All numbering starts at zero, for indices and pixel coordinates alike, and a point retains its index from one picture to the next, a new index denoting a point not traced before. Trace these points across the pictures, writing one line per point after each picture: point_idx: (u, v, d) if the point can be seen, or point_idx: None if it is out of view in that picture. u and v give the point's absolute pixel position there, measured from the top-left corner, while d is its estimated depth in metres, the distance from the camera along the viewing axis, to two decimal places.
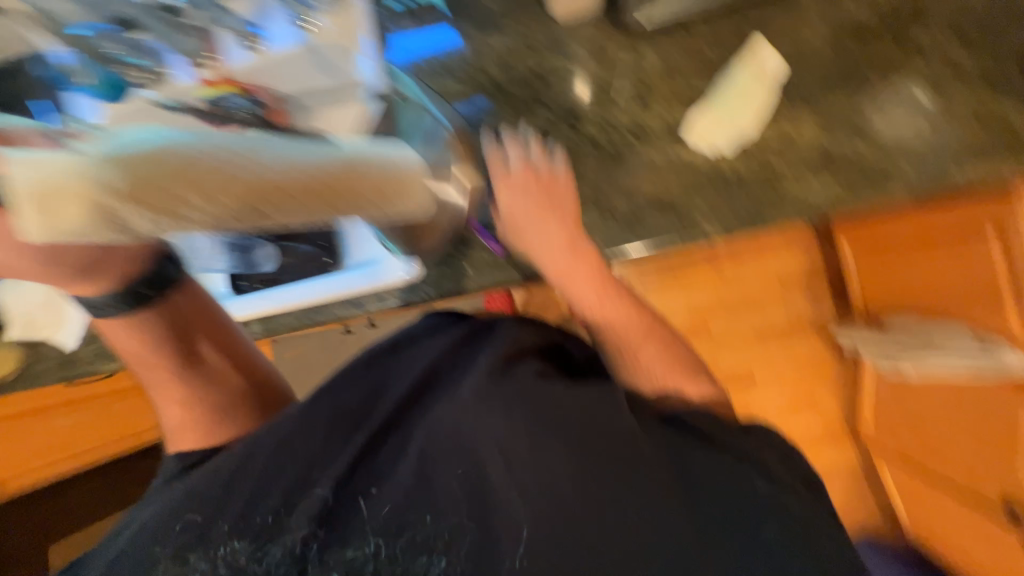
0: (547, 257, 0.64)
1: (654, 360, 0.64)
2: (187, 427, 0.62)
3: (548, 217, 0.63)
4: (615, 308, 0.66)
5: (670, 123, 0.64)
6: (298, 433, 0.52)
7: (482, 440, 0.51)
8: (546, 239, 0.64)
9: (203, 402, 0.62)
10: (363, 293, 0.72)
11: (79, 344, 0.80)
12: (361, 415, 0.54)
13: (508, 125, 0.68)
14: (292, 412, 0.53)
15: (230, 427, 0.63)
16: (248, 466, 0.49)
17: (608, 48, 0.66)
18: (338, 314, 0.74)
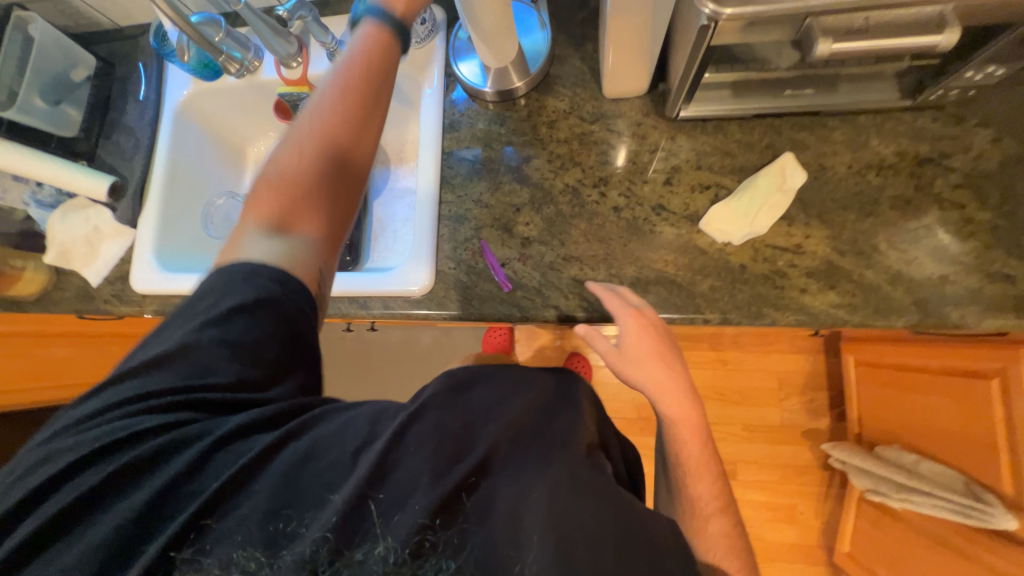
0: (663, 398, 0.61)
1: (716, 539, 0.59)
2: (301, 188, 0.52)
3: (670, 361, 0.62)
4: (704, 478, 0.61)
5: (689, 207, 0.68)
6: (422, 431, 0.42)
7: (561, 496, 0.39)
8: (666, 381, 0.61)
9: (327, 179, 0.53)
10: (372, 297, 0.76)
11: (106, 281, 0.85)
12: (466, 445, 0.42)
13: (542, 175, 0.73)
14: (409, 412, 0.44)
15: (307, 226, 0.52)
16: (339, 457, 0.42)
17: (646, 128, 0.71)
18: (343, 311, 0.77)
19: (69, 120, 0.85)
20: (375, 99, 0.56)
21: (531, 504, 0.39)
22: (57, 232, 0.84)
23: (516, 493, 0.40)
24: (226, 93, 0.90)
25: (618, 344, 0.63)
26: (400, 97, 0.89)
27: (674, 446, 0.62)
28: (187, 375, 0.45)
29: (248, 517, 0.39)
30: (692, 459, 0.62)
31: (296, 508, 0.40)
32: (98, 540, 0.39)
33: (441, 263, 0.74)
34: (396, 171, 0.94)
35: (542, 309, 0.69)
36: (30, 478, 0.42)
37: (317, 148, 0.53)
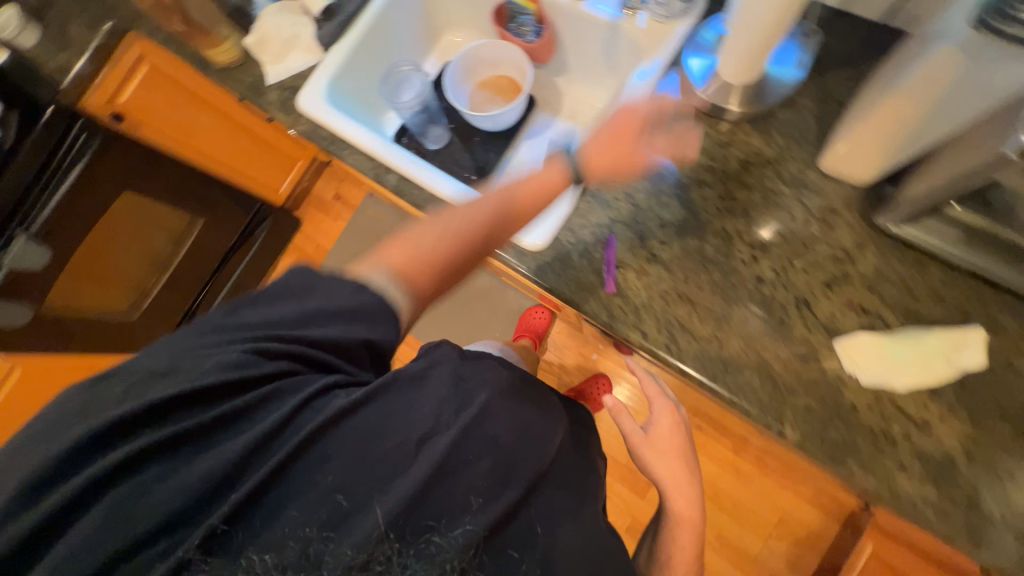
0: (675, 487, 0.68)
1: None
2: (437, 247, 0.60)
3: (684, 455, 0.70)
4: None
5: (832, 320, 0.62)
6: (472, 449, 0.51)
7: (580, 526, 0.55)
8: (681, 475, 0.68)
9: (469, 234, 0.62)
10: None
11: (277, 85, 0.92)
12: (508, 472, 0.52)
13: (706, 207, 0.68)
14: (471, 414, 0.52)
15: (432, 277, 0.59)
16: (395, 446, 0.49)
17: (840, 221, 0.64)
18: None
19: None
20: (534, 211, 0.66)
21: (559, 527, 0.53)
22: (266, 23, 0.90)
23: (544, 517, 0.53)
24: None
25: (647, 426, 0.72)
26: (610, 60, 0.85)
27: (670, 532, 0.68)
28: (282, 332, 0.50)
29: (300, 506, 0.46)
30: (685, 560, 0.66)
31: (346, 496, 0.47)
32: (161, 514, 0.44)
33: (562, 233, 0.72)
34: (560, 124, 0.98)
35: (630, 326, 0.67)
36: (107, 426, 0.46)
37: (470, 221, 0.62)
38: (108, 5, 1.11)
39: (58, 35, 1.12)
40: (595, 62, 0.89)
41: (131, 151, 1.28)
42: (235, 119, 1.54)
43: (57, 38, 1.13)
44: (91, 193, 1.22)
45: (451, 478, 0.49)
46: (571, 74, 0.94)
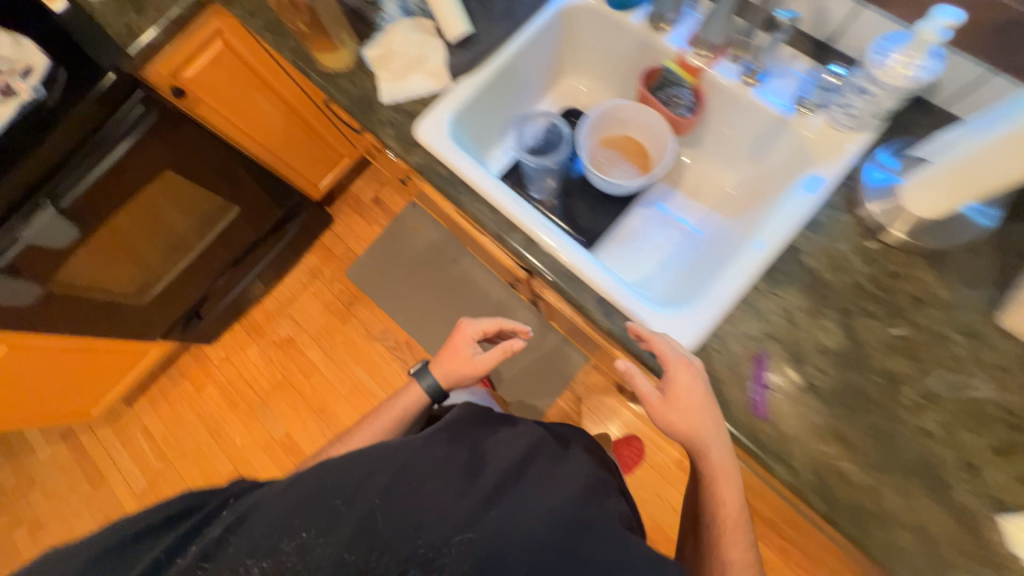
0: (707, 462, 0.62)
1: None
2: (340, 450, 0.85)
3: (703, 417, 0.61)
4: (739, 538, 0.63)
5: (1001, 492, 0.58)
6: (413, 465, 0.59)
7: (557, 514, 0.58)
8: (699, 410, 0.60)
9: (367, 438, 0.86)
10: (619, 312, 0.70)
11: (392, 107, 0.84)
12: (475, 481, 0.59)
13: (872, 341, 0.64)
14: (415, 442, 0.62)
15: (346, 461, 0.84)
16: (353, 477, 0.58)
17: (1014, 384, 0.61)
18: (581, 302, 0.71)
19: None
20: (413, 407, 0.89)
21: (524, 511, 0.57)
22: (394, 38, 0.82)
23: (504, 512, 0.56)
24: (614, 29, 0.84)
25: (663, 389, 0.62)
26: (758, 150, 0.81)
27: (716, 504, 0.64)
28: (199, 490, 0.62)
29: (273, 529, 0.55)
30: (728, 507, 0.63)
31: (319, 512, 0.56)
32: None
33: (707, 337, 0.67)
34: (680, 199, 0.93)
35: (778, 461, 0.61)
36: None
37: (363, 437, 0.86)
38: None
39: None
40: (739, 148, 0.84)
41: (188, 130, 1.16)
42: (293, 109, 1.42)
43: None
44: (129, 166, 1.08)
45: (414, 492, 0.57)
46: (705, 151, 0.89)
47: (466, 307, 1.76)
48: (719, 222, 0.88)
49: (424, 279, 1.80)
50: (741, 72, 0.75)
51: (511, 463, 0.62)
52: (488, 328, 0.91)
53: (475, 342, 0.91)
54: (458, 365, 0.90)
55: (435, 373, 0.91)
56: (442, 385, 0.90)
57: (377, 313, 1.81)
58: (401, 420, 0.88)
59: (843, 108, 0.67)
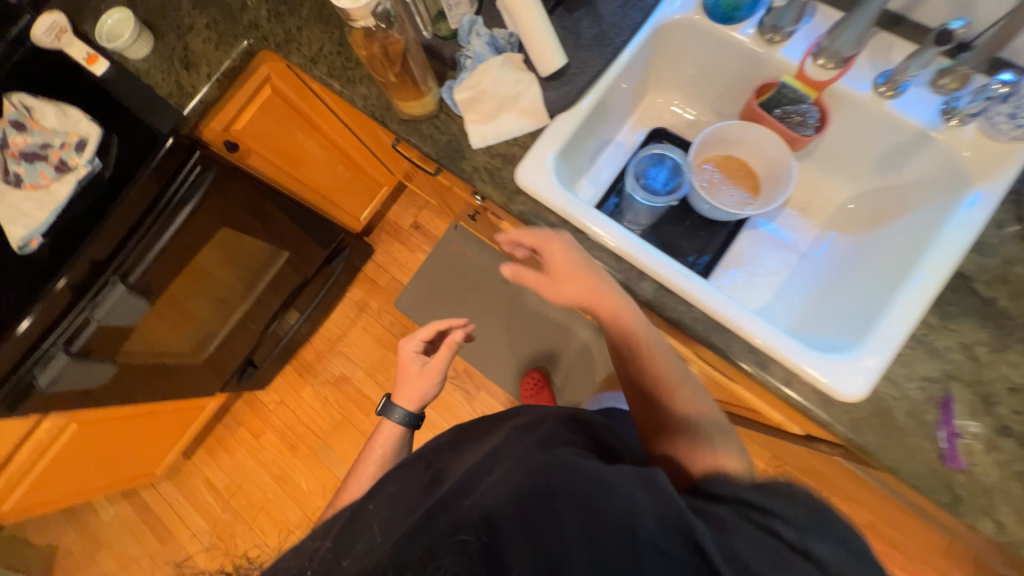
0: (607, 316, 0.65)
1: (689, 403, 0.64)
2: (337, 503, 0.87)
3: (589, 280, 0.65)
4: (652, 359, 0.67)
5: None
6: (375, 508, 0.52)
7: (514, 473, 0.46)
8: (571, 268, 0.65)
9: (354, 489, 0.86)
10: (774, 360, 0.64)
11: (486, 150, 0.78)
12: (430, 492, 0.51)
13: None
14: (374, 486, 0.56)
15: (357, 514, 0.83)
16: (332, 528, 0.52)
17: None
18: (729, 352, 0.66)
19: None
20: (399, 435, 0.92)
21: (480, 486, 0.47)
22: (483, 76, 0.75)
23: (469, 497, 0.46)
24: (717, 44, 0.78)
25: (547, 264, 0.67)
26: (888, 162, 0.75)
27: (654, 376, 0.66)
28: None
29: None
30: (644, 325, 0.66)
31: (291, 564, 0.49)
32: None
33: (881, 381, 0.61)
34: (789, 217, 0.87)
35: (983, 516, 0.56)
36: None
37: (350, 484, 0.87)
38: (245, 23, 0.94)
39: (179, 51, 0.95)
40: (862, 160, 0.78)
41: (242, 183, 1.10)
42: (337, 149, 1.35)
43: (174, 54, 0.95)
44: (192, 230, 1.02)
45: (367, 527, 0.49)
46: (816, 165, 0.83)
47: (521, 327, 1.71)
48: (838, 238, 0.82)
49: (476, 304, 1.74)
50: (876, 82, 0.69)
51: (478, 456, 0.53)
52: (425, 338, 0.98)
53: (418, 356, 0.98)
54: (419, 385, 0.94)
55: (401, 403, 0.93)
56: (415, 407, 0.93)
57: None
58: (389, 452, 0.91)
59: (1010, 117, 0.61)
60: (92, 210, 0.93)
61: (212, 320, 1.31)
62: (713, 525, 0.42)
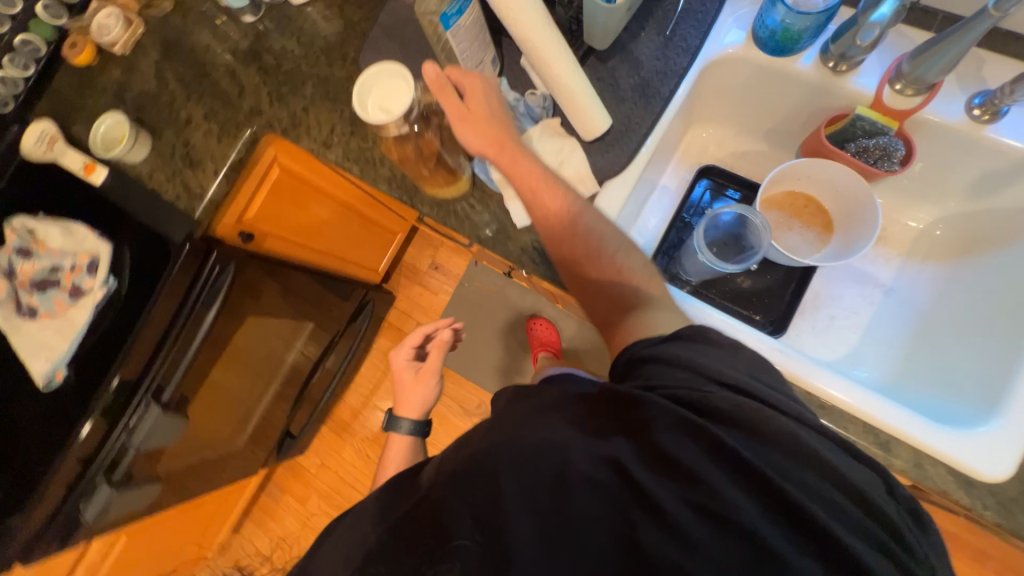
0: (507, 168, 0.62)
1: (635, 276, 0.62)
2: None
3: (498, 124, 0.62)
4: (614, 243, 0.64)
5: None
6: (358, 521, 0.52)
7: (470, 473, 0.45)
8: (489, 139, 0.62)
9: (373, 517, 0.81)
10: (901, 441, 0.57)
11: (530, 228, 0.71)
12: (405, 496, 0.51)
13: None
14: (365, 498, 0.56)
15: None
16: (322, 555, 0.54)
17: None
18: (844, 434, 0.59)
19: (609, 29, 0.63)
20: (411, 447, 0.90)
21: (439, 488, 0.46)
22: None
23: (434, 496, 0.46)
24: (772, 76, 0.70)
25: (467, 96, 0.62)
26: (983, 185, 0.68)
27: (543, 218, 0.62)
28: None
29: None
30: (590, 215, 0.62)
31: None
32: None
33: None
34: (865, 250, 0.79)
35: None
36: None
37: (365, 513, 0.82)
38: (246, 109, 0.87)
39: (179, 148, 0.89)
40: (950, 181, 0.71)
41: (261, 270, 1.03)
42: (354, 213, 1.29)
43: (175, 153, 0.89)
44: (219, 327, 0.95)
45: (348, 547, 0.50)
46: (890, 189, 0.77)
47: None
48: (922, 268, 0.77)
49: (506, 339, 1.70)
50: (970, 104, 0.62)
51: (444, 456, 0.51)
52: (414, 342, 0.98)
53: (410, 364, 0.96)
54: (418, 391, 0.92)
55: (404, 414, 0.91)
56: (418, 414, 0.91)
57: (467, 384, 1.71)
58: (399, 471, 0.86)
59: None
60: (118, 331, 0.87)
61: (251, 400, 1.24)
62: (635, 431, 0.45)
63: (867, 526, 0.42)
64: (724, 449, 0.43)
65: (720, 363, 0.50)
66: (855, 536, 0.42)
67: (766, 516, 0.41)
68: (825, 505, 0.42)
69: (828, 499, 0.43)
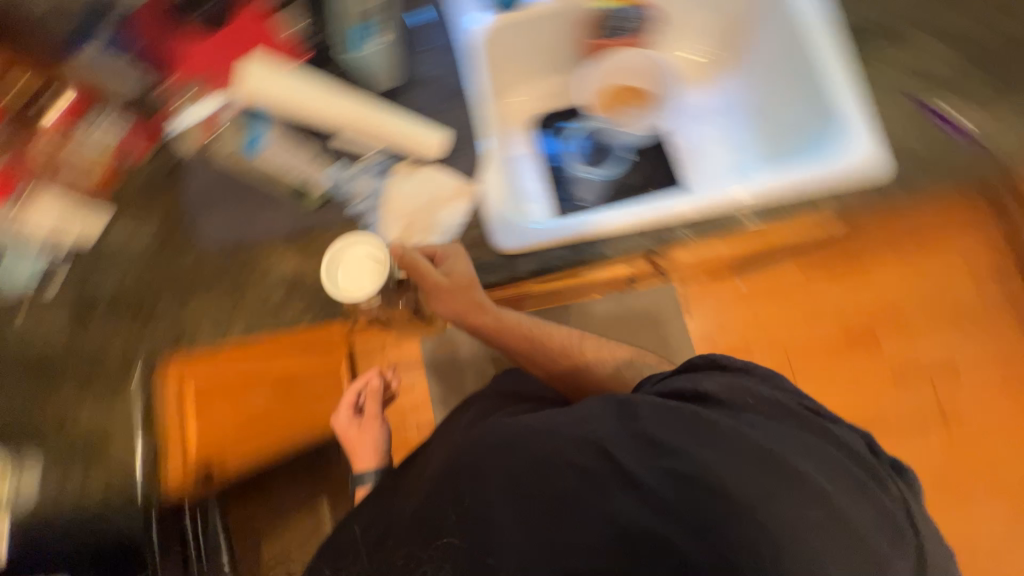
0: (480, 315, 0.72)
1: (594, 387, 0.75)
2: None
3: (473, 293, 0.70)
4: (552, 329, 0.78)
5: None
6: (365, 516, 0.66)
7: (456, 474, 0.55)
8: (454, 288, 0.69)
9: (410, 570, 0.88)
10: (814, 189, 0.70)
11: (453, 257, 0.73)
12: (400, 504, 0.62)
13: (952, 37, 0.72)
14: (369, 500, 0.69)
15: None
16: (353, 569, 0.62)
17: None
18: (779, 213, 0.70)
19: (383, 65, 0.73)
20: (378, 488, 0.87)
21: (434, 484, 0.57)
22: (392, 209, 0.70)
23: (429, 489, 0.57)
24: (529, 24, 0.81)
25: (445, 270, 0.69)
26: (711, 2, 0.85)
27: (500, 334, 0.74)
28: None
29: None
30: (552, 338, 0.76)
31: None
32: None
33: (881, 136, 0.70)
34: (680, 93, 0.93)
35: None
36: None
37: None
38: (113, 363, 0.77)
39: (75, 445, 0.75)
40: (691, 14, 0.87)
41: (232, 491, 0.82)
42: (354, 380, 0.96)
43: (70, 459, 0.76)
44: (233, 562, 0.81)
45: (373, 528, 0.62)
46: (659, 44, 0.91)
47: None
48: (723, 77, 0.90)
49: None
50: None
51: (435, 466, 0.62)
52: (348, 402, 0.93)
53: (352, 422, 0.92)
54: (369, 444, 0.89)
55: (365, 465, 0.88)
56: (377, 461, 0.88)
57: None
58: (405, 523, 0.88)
59: None
60: None
61: None
62: (629, 421, 0.53)
63: (836, 469, 0.49)
64: (708, 422, 0.51)
65: (711, 381, 0.58)
66: (846, 497, 0.48)
67: (744, 472, 0.47)
68: (816, 464, 0.49)
69: (813, 496, 0.46)
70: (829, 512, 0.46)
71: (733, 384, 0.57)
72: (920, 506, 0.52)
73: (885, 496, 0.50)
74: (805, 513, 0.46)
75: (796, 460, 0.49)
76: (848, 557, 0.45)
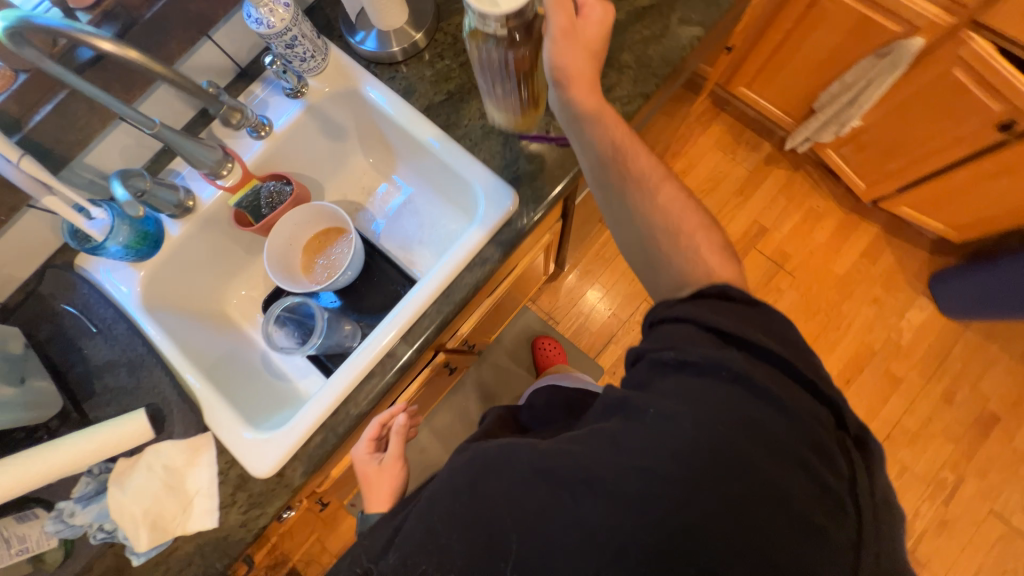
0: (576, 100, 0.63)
1: (676, 202, 0.64)
2: None
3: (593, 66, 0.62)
4: (676, 201, 0.65)
5: None
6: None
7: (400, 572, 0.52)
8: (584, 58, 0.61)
9: None
10: (484, 249, 0.74)
11: (225, 509, 0.68)
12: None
13: None
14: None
15: None
16: None
17: None
18: (473, 285, 0.74)
19: (33, 402, 0.65)
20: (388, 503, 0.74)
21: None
22: (125, 515, 0.64)
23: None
24: (183, 253, 0.81)
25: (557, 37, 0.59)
26: (333, 132, 0.89)
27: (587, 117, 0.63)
28: None
29: None
30: (628, 144, 0.64)
31: None
32: None
33: (504, 175, 0.76)
34: (374, 204, 0.96)
35: None
36: None
37: None
38: None
39: None
40: (327, 147, 0.91)
41: None
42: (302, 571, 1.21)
43: None
44: None
45: None
46: (326, 180, 0.95)
47: None
48: (398, 174, 0.96)
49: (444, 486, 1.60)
50: (253, 133, 0.81)
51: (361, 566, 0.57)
52: (370, 433, 0.78)
53: (373, 456, 0.77)
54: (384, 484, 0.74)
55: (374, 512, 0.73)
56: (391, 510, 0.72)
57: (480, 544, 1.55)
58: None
59: (305, 60, 0.77)
60: None
61: None
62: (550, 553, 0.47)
63: (820, 525, 0.45)
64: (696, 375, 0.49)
65: (721, 336, 0.52)
66: (785, 469, 0.45)
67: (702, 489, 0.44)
68: (783, 411, 0.47)
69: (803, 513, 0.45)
70: (748, 530, 0.44)
71: (740, 314, 0.54)
72: (873, 485, 0.49)
73: (832, 468, 0.47)
74: (743, 488, 0.44)
75: (773, 422, 0.47)
76: (797, 541, 0.44)
